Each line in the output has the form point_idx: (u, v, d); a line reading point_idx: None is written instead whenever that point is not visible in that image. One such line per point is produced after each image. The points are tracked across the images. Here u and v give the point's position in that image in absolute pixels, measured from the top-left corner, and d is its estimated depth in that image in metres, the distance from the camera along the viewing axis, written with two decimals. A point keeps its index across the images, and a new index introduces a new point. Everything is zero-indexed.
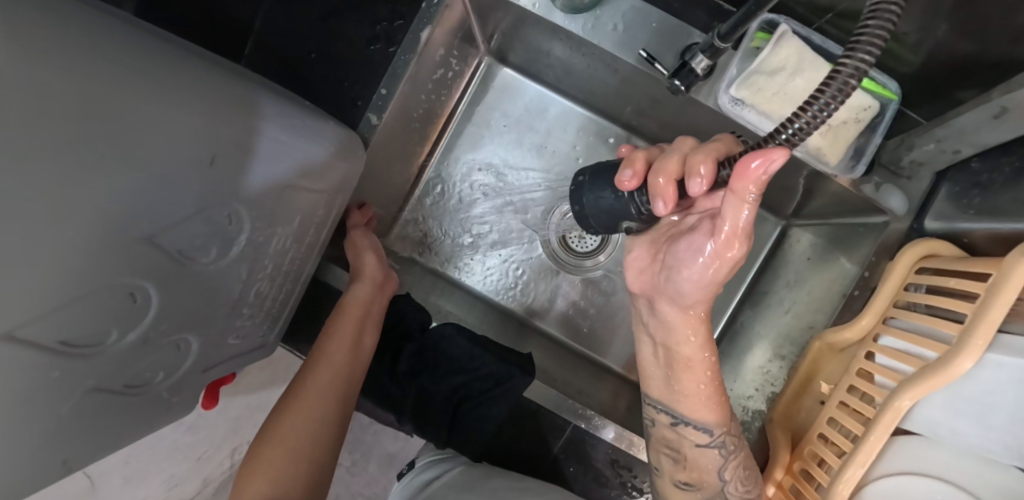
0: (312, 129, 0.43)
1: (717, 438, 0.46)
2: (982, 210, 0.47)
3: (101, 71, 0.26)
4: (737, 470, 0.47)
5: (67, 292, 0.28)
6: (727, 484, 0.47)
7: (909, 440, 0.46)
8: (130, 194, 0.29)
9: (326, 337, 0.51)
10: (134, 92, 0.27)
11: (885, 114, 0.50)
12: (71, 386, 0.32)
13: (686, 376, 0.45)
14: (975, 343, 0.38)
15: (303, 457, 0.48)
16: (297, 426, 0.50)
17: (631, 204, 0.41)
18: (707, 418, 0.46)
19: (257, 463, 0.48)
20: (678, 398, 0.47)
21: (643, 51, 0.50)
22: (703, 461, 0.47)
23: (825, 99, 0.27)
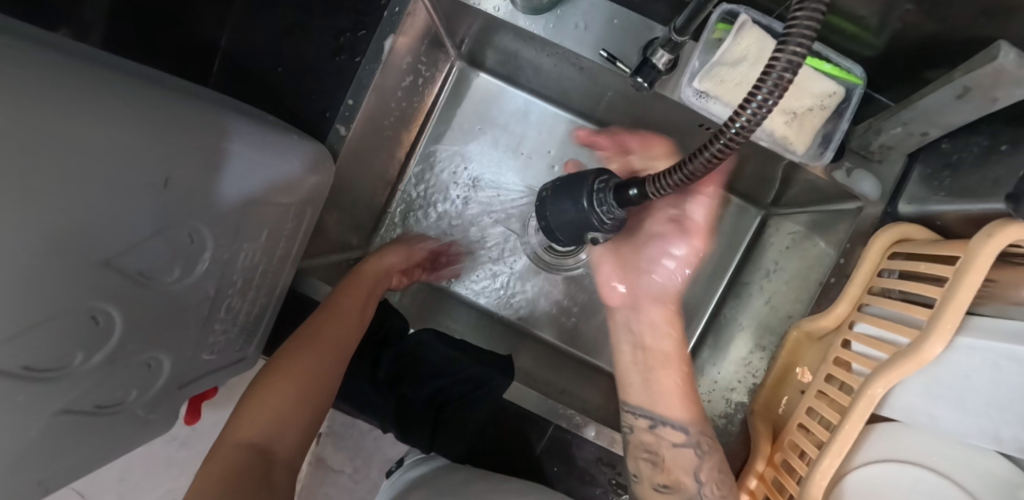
0: (275, 144, 0.43)
1: (692, 436, 0.48)
2: (952, 191, 0.46)
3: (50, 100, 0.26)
4: (711, 472, 0.46)
5: (28, 318, 0.29)
6: (704, 484, 0.46)
7: (889, 427, 0.45)
8: (82, 220, 0.29)
9: (343, 295, 0.54)
10: (85, 119, 0.28)
11: (851, 100, 0.49)
12: (39, 410, 0.32)
13: (659, 377, 0.50)
14: (944, 327, 0.38)
15: (304, 400, 0.50)
16: (306, 370, 0.50)
17: (595, 215, 0.38)
18: (679, 416, 0.48)
19: (261, 402, 0.49)
20: (655, 398, 0.49)
21: (604, 51, 0.50)
22: (680, 463, 0.47)
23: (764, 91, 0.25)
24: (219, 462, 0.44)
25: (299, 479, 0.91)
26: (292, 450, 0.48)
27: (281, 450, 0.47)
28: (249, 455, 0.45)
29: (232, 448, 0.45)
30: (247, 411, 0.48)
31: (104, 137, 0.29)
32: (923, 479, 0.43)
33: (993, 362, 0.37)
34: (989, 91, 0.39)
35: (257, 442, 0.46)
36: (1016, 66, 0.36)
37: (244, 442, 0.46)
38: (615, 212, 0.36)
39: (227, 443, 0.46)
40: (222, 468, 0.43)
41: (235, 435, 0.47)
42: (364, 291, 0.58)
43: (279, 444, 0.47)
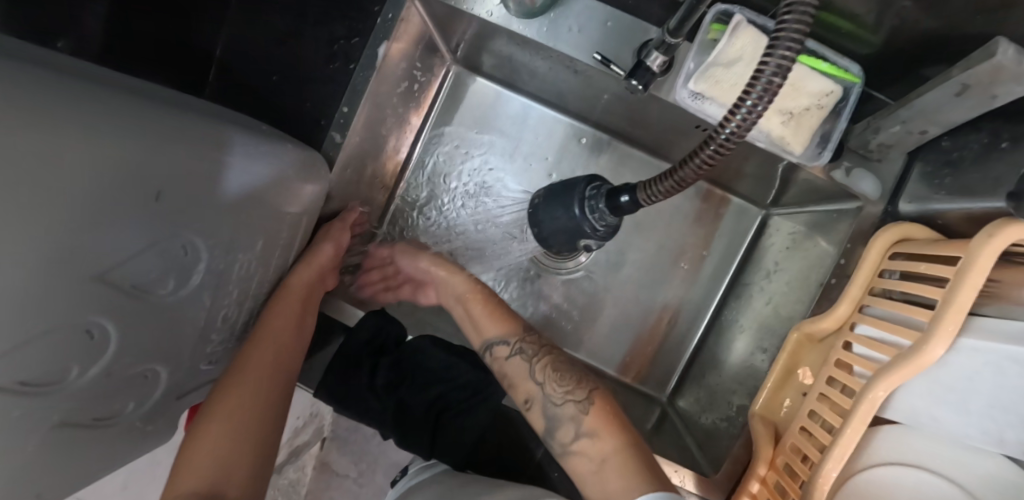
0: (266, 152, 0.43)
1: (512, 343, 0.54)
2: (953, 189, 0.46)
3: (50, 116, 0.26)
4: (546, 372, 0.52)
5: (24, 334, 0.28)
6: (542, 383, 0.52)
7: (893, 429, 0.45)
8: (76, 237, 0.29)
9: (271, 312, 0.48)
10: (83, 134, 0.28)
11: (849, 99, 0.49)
12: (37, 423, 0.32)
13: (467, 316, 0.59)
14: (945, 329, 0.37)
15: (246, 435, 0.45)
16: (244, 404, 0.45)
17: (586, 221, 0.37)
18: (496, 334, 0.56)
19: (197, 448, 0.43)
20: (478, 324, 0.57)
21: (597, 54, 0.50)
22: (521, 374, 0.53)
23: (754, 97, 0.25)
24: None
25: (303, 484, 0.91)
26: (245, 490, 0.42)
27: (233, 492, 0.41)
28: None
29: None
30: (184, 463, 0.42)
31: (104, 151, 0.29)
32: (925, 483, 0.43)
33: (997, 365, 0.37)
34: (988, 87, 0.39)
35: (203, 487, 0.40)
36: (1014, 62, 0.36)
37: (187, 491, 0.40)
38: (608, 218, 0.36)
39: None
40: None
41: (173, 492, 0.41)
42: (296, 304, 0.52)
43: (229, 484, 0.41)
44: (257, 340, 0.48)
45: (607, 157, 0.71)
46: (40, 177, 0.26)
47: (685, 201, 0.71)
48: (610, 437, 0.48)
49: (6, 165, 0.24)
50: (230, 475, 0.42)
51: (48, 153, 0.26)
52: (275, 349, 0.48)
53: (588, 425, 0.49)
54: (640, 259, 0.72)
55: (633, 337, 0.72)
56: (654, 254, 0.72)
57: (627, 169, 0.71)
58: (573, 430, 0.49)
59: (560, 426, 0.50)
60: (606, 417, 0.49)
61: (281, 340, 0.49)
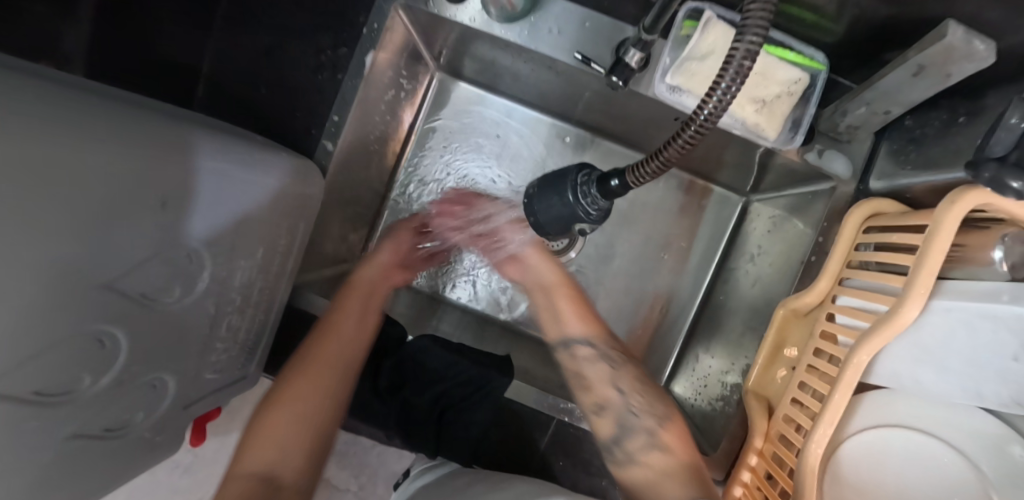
0: (259, 161, 0.44)
1: (599, 348, 0.56)
2: (919, 164, 0.49)
3: (58, 127, 0.27)
4: (633, 384, 0.53)
5: (37, 341, 0.29)
6: (627, 394, 0.52)
7: (879, 394, 0.48)
8: (88, 242, 0.30)
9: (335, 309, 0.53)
10: (87, 141, 0.28)
11: (817, 84, 0.51)
12: (48, 435, 0.32)
13: (549, 308, 0.60)
14: (917, 293, 0.40)
15: (305, 423, 0.48)
16: (304, 392, 0.49)
17: (580, 208, 0.39)
18: (580, 331, 0.57)
19: (262, 432, 0.46)
20: (557, 319, 0.59)
21: (578, 54, 0.52)
22: (601, 378, 0.54)
23: (728, 81, 0.27)
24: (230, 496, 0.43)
25: None
26: (300, 475, 0.46)
27: (286, 478, 0.45)
28: (261, 483, 0.44)
29: (241, 480, 0.44)
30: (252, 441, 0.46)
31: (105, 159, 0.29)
32: (910, 444, 0.46)
33: (968, 322, 0.40)
34: (942, 67, 0.41)
35: (259, 469, 0.44)
36: (963, 42, 0.38)
37: (248, 469, 0.44)
38: (601, 203, 0.38)
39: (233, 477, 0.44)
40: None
41: (242, 469, 0.45)
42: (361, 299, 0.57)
43: (283, 470, 0.45)
44: (321, 332, 0.52)
45: (591, 154, 0.73)
46: (49, 185, 0.26)
47: (669, 193, 0.74)
48: (683, 454, 0.49)
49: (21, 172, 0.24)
50: (286, 462, 0.46)
51: (58, 165, 0.27)
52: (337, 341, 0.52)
53: (665, 439, 0.50)
54: (630, 252, 0.74)
55: (626, 329, 0.73)
56: (642, 246, 0.74)
57: (611, 164, 0.73)
58: (645, 439, 0.50)
59: (630, 436, 0.51)
60: (683, 435, 0.50)
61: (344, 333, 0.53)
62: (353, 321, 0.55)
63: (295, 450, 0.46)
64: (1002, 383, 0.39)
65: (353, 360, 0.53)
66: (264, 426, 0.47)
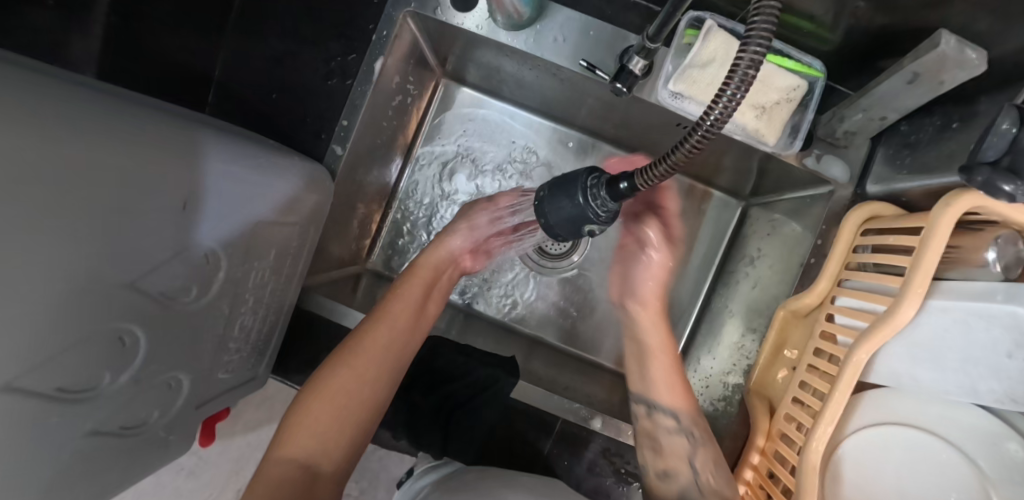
0: (272, 165, 0.44)
1: (684, 423, 0.50)
2: (914, 169, 0.50)
3: (84, 130, 0.28)
4: (706, 461, 0.49)
5: (62, 337, 0.30)
6: (699, 473, 0.49)
7: (879, 392, 0.49)
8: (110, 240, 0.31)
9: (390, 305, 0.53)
10: (108, 143, 0.29)
11: (814, 92, 0.53)
12: (70, 431, 0.33)
13: (637, 366, 0.54)
14: (914, 292, 0.41)
15: (347, 418, 0.48)
16: (351, 386, 0.49)
17: (589, 209, 0.40)
18: (665, 400, 0.51)
19: (304, 419, 0.47)
20: (652, 386, 0.52)
21: (583, 61, 0.53)
22: (678, 453, 0.50)
23: (733, 87, 0.28)
24: (269, 480, 0.44)
25: None
26: (337, 468, 0.47)
27: (324, 472, 0.46)
28: (299, 472, 0.45)
29: (279, 465, 0.45)
30: (292, 426, 0.47)
31: (127, 161, 0.30)
32: (910, 437, 0.47)
33: (965, 320, 0.42)
34: (936, 75, 0.43)
35: (302, 459, 0.46)
36: (956, 50, 0.40)
37: (291, 456, 0.46)
38: (610, 205, 0.39)
39: (272, 461, 0.45)
40: (272, 486, 0.44)
41: (280, 453, 0.46)
42: (418, 292, 0.57)
43: (323, 462, 0.47)
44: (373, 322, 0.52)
45: (594, 159, 0.74)
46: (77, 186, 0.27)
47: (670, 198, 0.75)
48: None
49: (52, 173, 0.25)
50: (326, 454, 0.47)
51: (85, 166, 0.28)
52: (390, 335, 0.52)
53: None
54: None
55: None
56: None
57: None
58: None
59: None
60: None
61: (396, 328, 0.53)
62: (406, 316, 0.54)
63: (337, 443, 0.47)
64: (997, 378, 0.41)
65: (402, 355, 0.53)
66: (308, 413, 0.47)
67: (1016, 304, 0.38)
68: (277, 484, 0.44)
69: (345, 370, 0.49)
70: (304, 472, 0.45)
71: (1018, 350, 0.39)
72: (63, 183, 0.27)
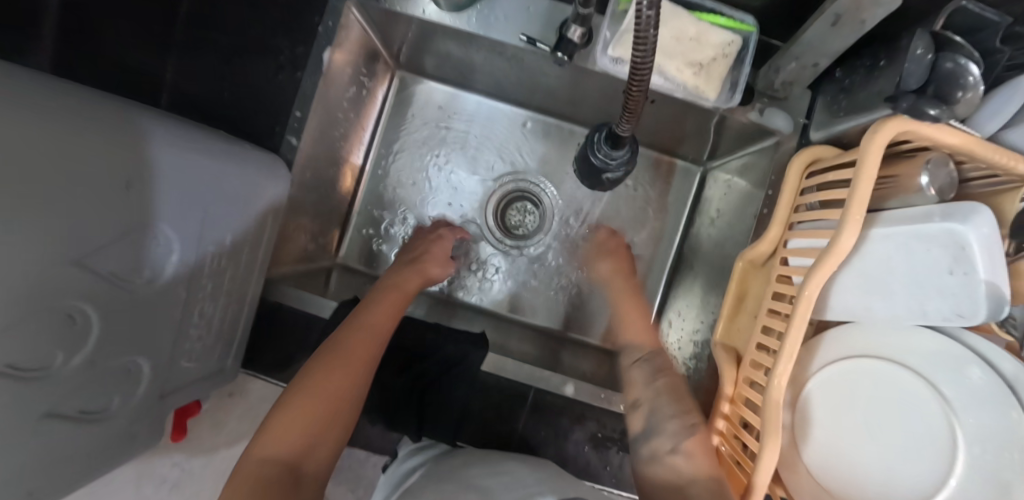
0: (219, 151, 0.45)
1: (647, 353, 0.56)
2: (850, 109, 0.51)
3: (21, 104, 0.28)
4: (665, 390, 0.52)
5: (15, 309, 0.30)
6: (657, 396, 0.51)
7: (840, 330, 0.48)
8: (60, 215, 0.31)
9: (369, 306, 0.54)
10: (44, 120, 0.29)
11: (749, 46, 0.54)
12: (22, 413, 0.32)
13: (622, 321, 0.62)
14: (855, 220, 0.42)
15: (333, 421, 0.46)
16: (336, 379, 0.47)
17: (607, 170, 0.43)
18: (633, 341, 0.58)
19: (285, 422, 0.44)
20: (624, 328, 0.60)
21: (523, 35, 0.54)
22: (640, 379, 0.54)
23: (645, 15, 0.29)
24: (248, 481, 0.40)
25: None
26: (322, 466, 0.45)
27: (309, 468, 0.43)
28: (280, 471, 0.42)
29: (259, 466, 0.42)
30: (271, 428, 0.44)
31: (68, 135, 0.31)
32: (885, 372, 0.46)
33: (905, 245, 0.43)
34: (857, 15, 0.43)
35: (285, 457, 0.42)
36: None
37: (272, 454, 0.42)
38: (615, 153, 0.41)
39: (252, 461, 0.42)
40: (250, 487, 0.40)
41: (259, 454, 0.43)
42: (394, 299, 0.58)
43: (308, 460, 0.44)
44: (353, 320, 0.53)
45: (552, 137, 0.76)
46: (17, 156, 0.27)
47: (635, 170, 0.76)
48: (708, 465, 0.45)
49: None
50: (311, 451, 0.44)
51: (23, 136, 0.28)
52: (372, 334, 0.52)
53: (690, 446, 0.46)
54: (597, 229, 0.76)
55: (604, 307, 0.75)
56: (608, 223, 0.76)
57: (572, 147, 0.76)
58: (666, 441, 0.47)
59: (651, 435, 0.49)
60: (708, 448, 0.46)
61: (376, 327, 0.54)
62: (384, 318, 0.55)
63: (321, 438, 0.45)
64: (942, 297, 0.41)
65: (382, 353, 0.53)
66: (291, 410, 0.45)
67: (953, 221, 0.39)
68: (258, 482, 0.40)
69: (329, 366, 0.48)
70: (291, 468, 0.42)
71: (958, 266, 0.39)
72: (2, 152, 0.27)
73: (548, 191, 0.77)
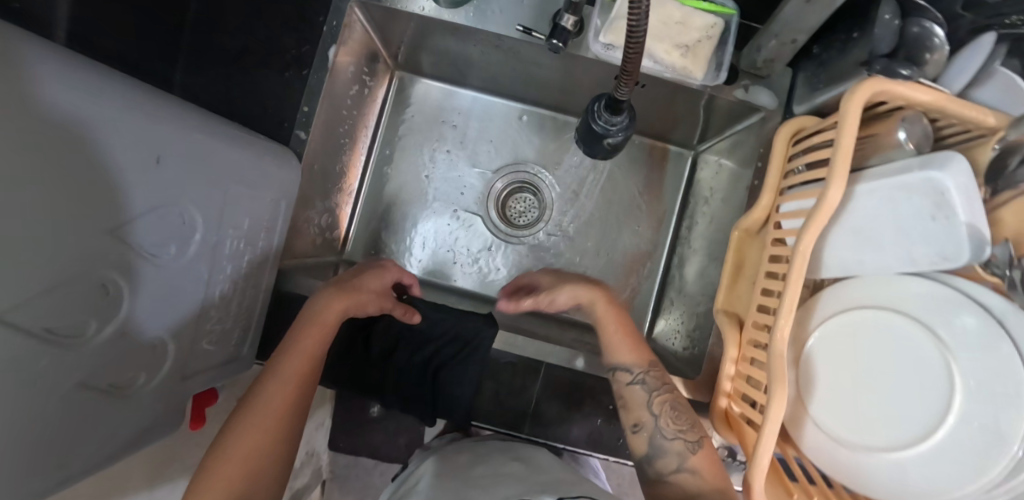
0: (237, 137, 0.47)
1: (638, 373, 0.55)
2: (828, 80, 0.55)
3: (74, 73, 0.30)
4: (662, 404, 0.54)
5: (55, 271, 0.31)
6: (659, 415, 0.53)
7: (835, 289, 0.51)
8: (98, 184, 0.32)
9: (286, 356, 0.51)
10: (90, 92, 0.31)
11: (732, 29, 0.57)
12: (59, 378, 0.33)
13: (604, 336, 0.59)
14: (839, 176, 0.45)
15: (264, 472, 0.49)
16: (257, 444, 0.49)
17: (606, 134, 0.46)
18: (626, 359, 0.56)
19: (211, 484, 0.46)
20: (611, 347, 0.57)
21: (519, 25, 0.58)
22: (638, 400, 0.54)
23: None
24: None
25: None
26: None
27: None
28: None
29: None
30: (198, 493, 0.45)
31: (110, 107, 0.32)
32: (882, 325, 0.47)
33: (890, 196, 0.45)
34: None
35: None
36: None
37: None
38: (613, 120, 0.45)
39: None
40: None
41: None
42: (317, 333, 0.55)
43: None
44: (271, 373, 0.51)
45: (547, 129, 0.79)
46: (65, 123, 0.29)
47: (629, 157, 0.79)
48: (714, 478, 0.51)
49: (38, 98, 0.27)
50: None
51: (73, 103, 0.30)
52: (291, 387, 0.51)
53: (694, 462, 0.52)
54: (594, 215, 0.79)
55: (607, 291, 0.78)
56: (606, 209, 0.79)
57: (567, 137, 0.79)
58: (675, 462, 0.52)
59: (661, 456, 0.53)
60: (710, 456, 0.52)
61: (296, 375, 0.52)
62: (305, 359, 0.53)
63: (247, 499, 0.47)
64: (927, 242, 0.44)
65: (304, 398, 0.53)
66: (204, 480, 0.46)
67: (931, 169, 0.42)
68: None
69: (252, 430, 0.49)
70: None
71: (939, 212, 0.42)
72: (51, 116, 0.28)
73: (546, 180, 0.79)
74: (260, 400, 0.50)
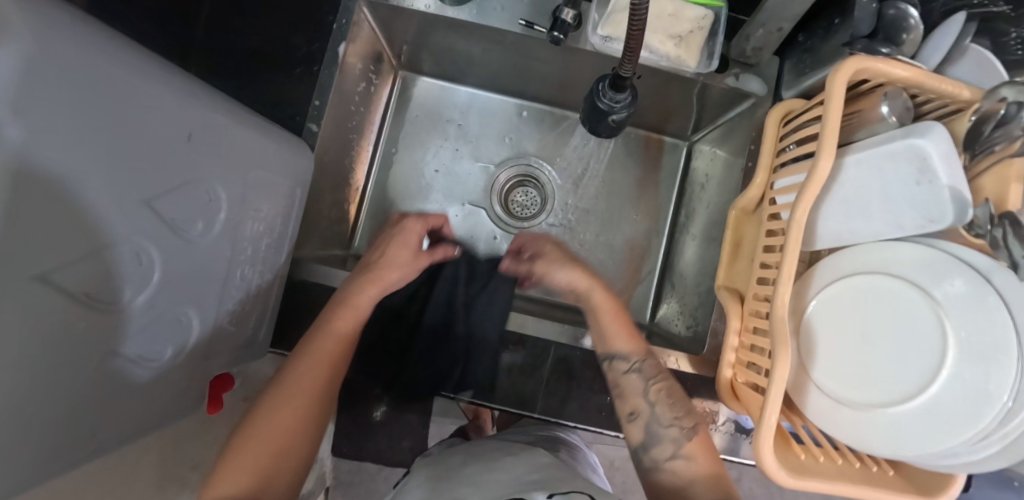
0: (256, 123, 0.49)
1: (635, 362, 0.56)
2: (813, 65, 0.58)
3: (116, 48, 0.32)
4: (659, 393, 0.55)
5: (96, 236, 0.33)
6: (655, 404, 0.54)
7: (831, 259, 0.53)
8: (136, 155, 0.34)
9: (320, 339, 0.53)
10: (132, 67, 0.33)
11: (722, 20, 0.60)
12: (95, 343, 0.35)
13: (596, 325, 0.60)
14: (827, 148, 0.48)
15: (292, 454, 0.49)
16: (288, 423, 0.50)
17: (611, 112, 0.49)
18: (621, 349, 0.57)
19: (243, 458, 0.47)
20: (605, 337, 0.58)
21: (521, 19, 0.61)
22: (635, 390, 0.55)
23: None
24: None
25: None
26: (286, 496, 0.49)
27: None
28: None
29: None
30: (231, 467, 0.47)
31: (149, 82, 0.34)
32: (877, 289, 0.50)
33: (877, 166, 0.48)
34: None
35: None
36: None
37: None
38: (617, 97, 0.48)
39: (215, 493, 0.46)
40: None
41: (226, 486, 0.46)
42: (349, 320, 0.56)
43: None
44: (304, 356, 0.52)
45: (547, 124, 0.82)
46: (112, 93, 0.31)
47: (626, 150, 0.82)
48: (709, 464, 0.51)
49: (89, 68, 0.29)
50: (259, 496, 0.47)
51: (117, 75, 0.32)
52: (324, 370, 0.53)
53: (688, 448, 0.52)
54: (594, 205, 0.81)
55: (608, 278, 0.80)
56: (605, 200, 0.82)
57: (566, 132, 0.82)
58: (671, 449, 0.52)
59: (658, 445, 0.53)
60: (705, 444, 0.53)
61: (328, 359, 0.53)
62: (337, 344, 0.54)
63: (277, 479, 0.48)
64: (914, 207, 0.46)
65: (335, 383, 0.54)
66: (239, 457, 0.47)
67: (914, 137, 0.45)
68: None
69: (285, 409, 0.50)
70: None
71: (923, 177, 0.45)
72: (102, 86, 0.30)
73: (548, 173, 0.82)
74: (293, 382, 0.51)
